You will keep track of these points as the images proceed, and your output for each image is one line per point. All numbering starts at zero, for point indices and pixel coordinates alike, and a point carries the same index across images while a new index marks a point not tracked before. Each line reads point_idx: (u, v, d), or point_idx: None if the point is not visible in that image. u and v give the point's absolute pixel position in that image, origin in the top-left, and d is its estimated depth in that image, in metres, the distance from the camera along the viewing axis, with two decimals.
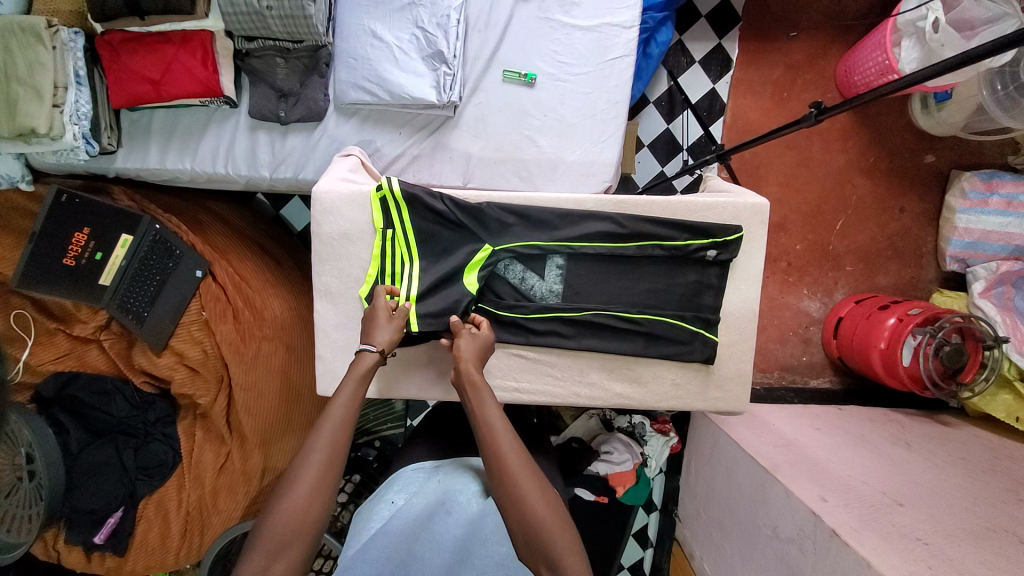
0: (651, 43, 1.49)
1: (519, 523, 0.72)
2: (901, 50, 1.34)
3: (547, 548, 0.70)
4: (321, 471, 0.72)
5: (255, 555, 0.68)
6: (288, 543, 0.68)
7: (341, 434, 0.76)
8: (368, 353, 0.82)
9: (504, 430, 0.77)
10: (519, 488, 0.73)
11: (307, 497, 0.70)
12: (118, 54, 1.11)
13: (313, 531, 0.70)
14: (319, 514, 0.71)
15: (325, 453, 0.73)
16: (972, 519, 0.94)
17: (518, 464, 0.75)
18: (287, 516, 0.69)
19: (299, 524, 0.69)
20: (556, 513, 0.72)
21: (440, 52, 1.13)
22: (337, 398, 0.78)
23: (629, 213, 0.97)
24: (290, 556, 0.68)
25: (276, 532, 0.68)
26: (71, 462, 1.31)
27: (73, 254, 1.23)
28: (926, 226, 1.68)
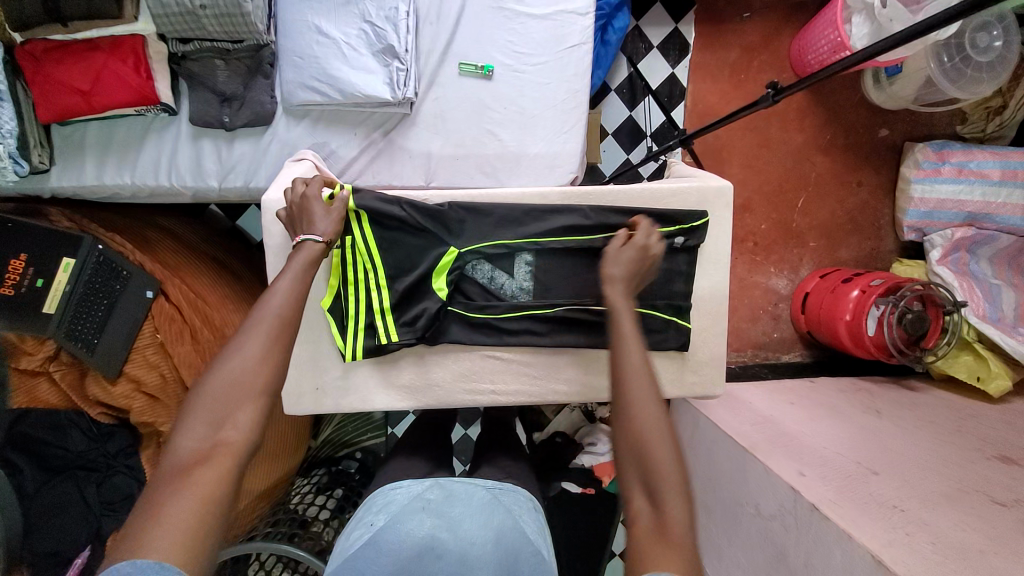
0: (608, 29, 1.47)
1: (627, 443, 0.68)
2: (853, 26, 1.35)
3: (649, 472, 0.66)
4: (269, 336, 0.70)
5: (196, 421, 0.64)
6: (235, 404, 0.65)
7: (289, 301, 0.74)
8: (314, 240, 0.79)
9: (634, 347, 0.73)
10: (635, 408, 0.69)
11: (252, 359, 0.67)
12: (42, 64, 1.03)
13: (262, 391, 0.67)
14: (267, 375, 0.68)
15: (270, 316, 0.71)
16: (943, 482, 0.96)
17: (641, 381, 0.71)
18: (231, 376, 0.66)
19: (246, 383, 0.66)
20: (667, 440, 0.67)
21: (390, 47, 1.08)
22: (280, 274, 0.76)
23: (594, 204, 0.96)
24: (239, 417, 0.65)
25: (216, 395, 0.65)
26: (28, 503, 1.22)
27: (10, 283, 1.15)
28: (884, 198, 1.73)
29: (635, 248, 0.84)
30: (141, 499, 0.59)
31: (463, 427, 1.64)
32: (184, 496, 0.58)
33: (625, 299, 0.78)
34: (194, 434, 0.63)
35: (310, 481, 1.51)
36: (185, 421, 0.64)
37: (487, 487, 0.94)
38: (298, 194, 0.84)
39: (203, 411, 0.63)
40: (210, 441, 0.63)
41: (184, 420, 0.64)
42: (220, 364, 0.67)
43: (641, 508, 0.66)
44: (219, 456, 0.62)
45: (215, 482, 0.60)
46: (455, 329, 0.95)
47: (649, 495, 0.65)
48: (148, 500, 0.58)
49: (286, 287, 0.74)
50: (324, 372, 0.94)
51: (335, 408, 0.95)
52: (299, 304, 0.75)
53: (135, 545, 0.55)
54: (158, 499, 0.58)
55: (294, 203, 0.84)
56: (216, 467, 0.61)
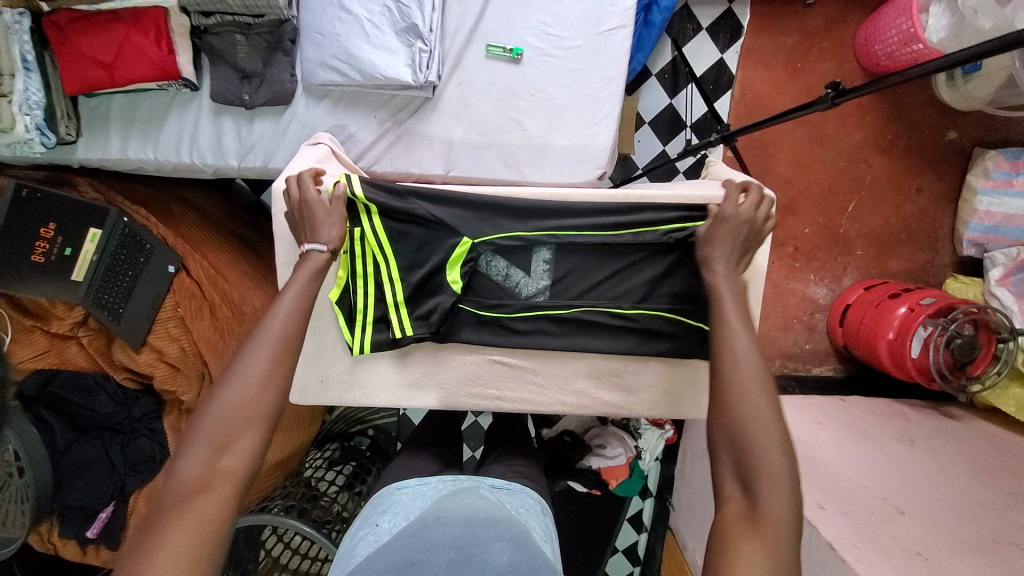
0: (653, 9, 1.36)
1: (728, 428, 0.65)
2: (929, 16, 1.22)
3: (748, 457, 0.62)
4: (269, 360, 0.69)
5: (199, 446, 0.64)
6: (236, 430, 0.65)
7: (292, 325, 0.73)
8: (319, 252, 0.79)
9: (740, 337, 0.69)
10: (740, 394, 0.65)
11: (252, 384, 0.67)
12: (67, 35, 1.01)
13: (262, 417, 0.67)
14: (266, 400, 0.67)
15: (273, 340, 0.71)
16: (975, 530, 0.89)
17: (740, 365, 0.67)
18: (230, 402, 0.66)
19: (245, 409, 0.66)
20: (775, 426, 0.63)
21: (414, 26, 1.03)
22: (282, 294, 0.75)
23: (618, 202, 0.87)
24: (237, 445, 0.65)
25: (219, 420, 0.65)
26: (58, 459, 1.31)
27: (40, 251, 1.17)
28: (944, 207, 1.58)
29: (736, 220, 0.79)
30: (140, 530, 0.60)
31: (474, 416, 1.64)
32: (180, 529, 0.59)
33: (732, 284, 0.75)
34: (196, 459, 0.63)
35: (324, 455, 1.53)
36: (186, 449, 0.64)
37: (494, 486, 0.97)
38: (299, 195, 0.83)
39: (201, 439, 0.63)
40: (211, 468, 0.64)
41: (185, 447, 0.64)
42: (222, 389, 0.67)
43: (733, 498, 0.63)
44: (218, 485, 0.63)
45: (214, 511, 0.61)
46: (465, 331, 0.91)
47: (743, 482, 0.62)
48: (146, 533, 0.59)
49: (287, 308, 0.74)
50: (330, 366, 0.93)
51: (340, 403, 0.94)
52: (300, 327, 0.74)
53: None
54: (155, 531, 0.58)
55: (297, 203, 0.83)
56: (214, 498, 0.62)
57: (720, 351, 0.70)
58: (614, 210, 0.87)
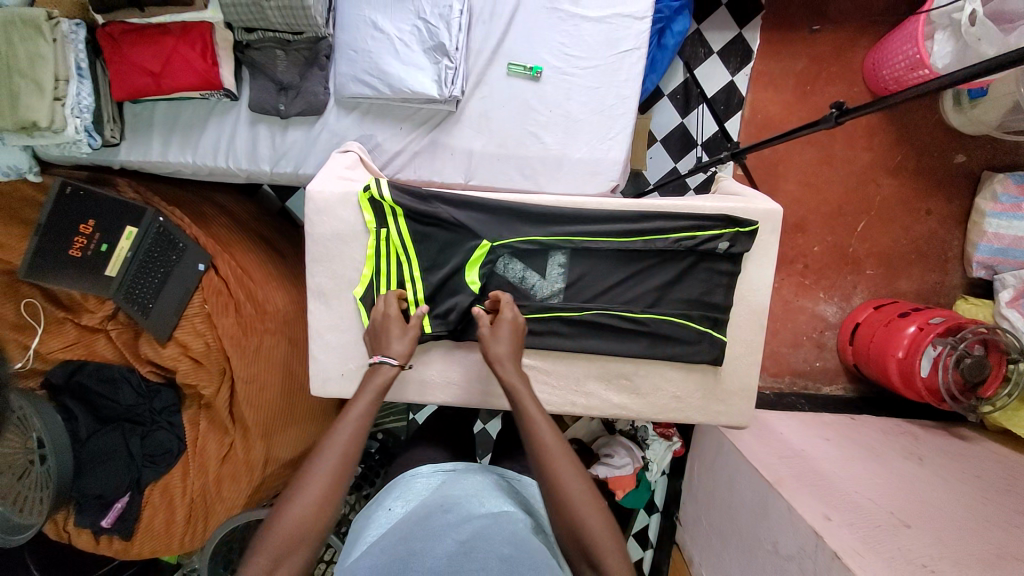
0: (666, 34, 1.42)
1: (568, 531, 0.70)
2: (934, 43, 1.26)
3: (590, 549, 0.69)
4: (331, 478, 0.71)
5: (261, 555, 0.67)
6: (295, 544, 0.68)
7: (354, 440, 0.75)
8: (391, 367, 0.80)
9: (547, 430, 0.75)
10: (565, 494, 0.71)
11: (315, 501, 0.69)
12: (119, 46, 1.09)
13: (318, 533, 0.69)
14: (325, 516, 0.70)
15: (337, 455, 0.73)
16: (983, 545, 0.89)
17: (556, 455, 0.73)
18: (292, 520, 0.68)
19: (304, 528, 0.68)
20: (599, 514, 0.70)
21: (441, 44, 1.09)
22: (349, 409, 0.76)
23: (629, 210, 0.91)
24: (294, 559, 0.68)
25: (282, 534, 0.67)
26: (79, 448, 1.34)
27: (78, 246, 1.25)
28: (954, 229, 1.60)
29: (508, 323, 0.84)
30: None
31: (483, 422, 1.66)
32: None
33: (521, 378, 0.80)
34: (256, 568, 0.66)
35: None
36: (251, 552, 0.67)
37: (502, 479, 0.99)
38: (380, 316, 0.86)
39: (265, 552, 0.66)
40: None
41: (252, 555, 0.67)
42: (287, 501, 0.69)
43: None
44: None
45: None
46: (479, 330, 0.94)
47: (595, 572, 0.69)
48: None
49: (354, 425, 0.75)
50: (350, 360, 0.96)
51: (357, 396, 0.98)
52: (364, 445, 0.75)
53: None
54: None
55: (377, 324, 0.86)
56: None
57: (534, 450, 0.74)
58: (625, 218, 0.91)
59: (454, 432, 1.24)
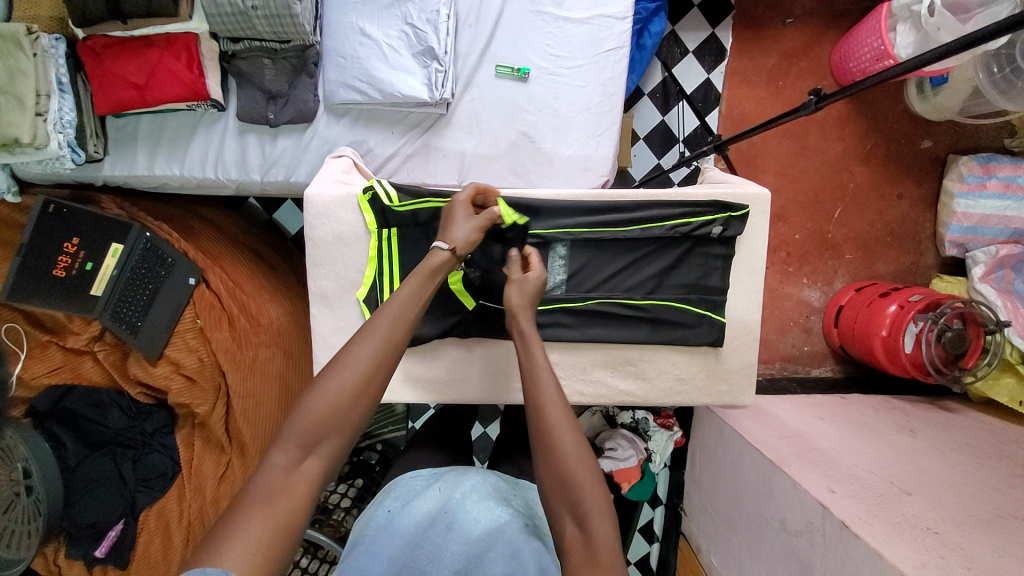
0: (644, 34, 1.46)
1: (553, 479, 0.67)
2: (897, 34, 1.34)
3: (573, 498, 0.65)
4: (372, 364, 0.66)
5: (289, 440, 0.61)
6: (327, 432, 0.62)
7: (393, 335, 0.69)
8: (439, 252, 0.76)
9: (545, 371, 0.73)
10: (557, 439, 0.68)
11: (351, 388, 0.64)
12: (101, 59, 1.08)
13: (352, 425, 0.64)
14: (362, 406, 0.64)
15: (376, 345, 0.67)
16: (980, 506, 0.93)
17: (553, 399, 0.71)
18: (327, 404, 0.62)
19: (339, 415, 0.63)
20: (588, 459, 0.67)
21: (430, 48, 1.11)
22: (392, 297, 0.71)
23: (623, 200, 0.94)
24: (327, 449, 0.62)
25: (313, 420, 0.62)
26: (69, 476, 1.29)
27: (63, 266, 1.22)
28: (926, 212, 1.67)
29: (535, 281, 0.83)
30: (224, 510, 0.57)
31: (483, 425, 1.65)
32: (263, 517, 0.56)
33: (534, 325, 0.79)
34: (284, 455, 0.61)
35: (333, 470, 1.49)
36: (277, 440, 0.62)
37: (502, 481, 0.97)
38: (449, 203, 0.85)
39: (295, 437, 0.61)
40: (294, 466, 0.61)
41: (279, 439, 0.62)
42: (320, 387, 0.64)
43: (572, 535, 0.65)
44: (301, 485, 0.60)
45: (294, 510, 0.58)
46: (482, 325, 0.96)
47: (576, 518, 0.65)
48: (227, 514, 0.56)
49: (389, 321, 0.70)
50: None
51: None
52: (404, 337, 0.70)
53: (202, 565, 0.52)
54: (239, 516, 0.55)
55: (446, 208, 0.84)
56: (294, 497, 0.59)
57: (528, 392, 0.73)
58: (623, 208, 0.93)
59: (457, 434, 1.24)
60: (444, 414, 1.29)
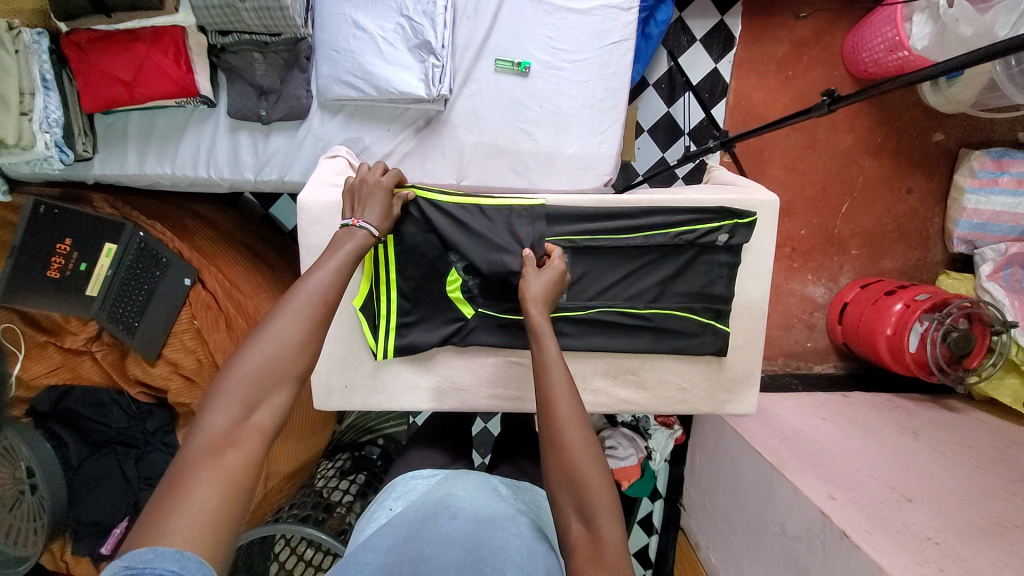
0: (650, 23, 1.41)
1: (563, 477, 0.66)
2: (913, 25, 1.29)
3: (582, 494, 0.65)
4: (305, 323, 0.68)
5: (229, 401, 0.62)
6: (268, 388, 0.64)
7: (325, 297, 0.72)
8: (370, 236, 0.79)
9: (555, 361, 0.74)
10: (568, 436, 0.68)
11: (287, 345, 0.66)
12: (86, 54, 1.04)
13: (292, 378, 0.66)
14: (302, 362, 0.67)
15: (308, 307, 0.70)
16: (980, 514, 0.93)
17: (563, 391, 0.71)
18: (266, 362, 0.64)
19: (278, 370, 0.65)
20: (595, 454, 0.67)
21: (427, 43, 1.07)
22: (319, 264, 0.74)
23: (627, 206, 0.90)
24: (270, 405, 0.64)
25: (250, 378, 0.63)
26: (72, 475, 1.29)
27: (57, 267, 1.20)
28: (935, 207, 1.64)
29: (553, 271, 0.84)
30: (169, 473, 0.57)
31: (484, 421, 1.65)
32: (212, 475, 0.57)
33: (546, 316, 0.79)
34: (224, 414, 0.61)
35: (334, 465, 1.45)
36: (214, 401, 0.62)
37: (503, 483, 0.97)
38: (357, 179, 0.84)
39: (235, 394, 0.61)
40: (238, 424, 0.61)
41: (215, 401, 0.62)
42: (253, 348, 0.65)
43: (577, 532, 0.65)
44: (248, 439, 0.61)
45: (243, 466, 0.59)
46: (481, 334, 0.94)
47: (584, 518, 0.64)
48: (174, 477, 0.56)
49: (318, 283, 0.72)
50: (353, 371, 0.96)
51: (362, 405, 0.98)
52: (334, 299, 0.73)
53: (155, 528, 0.52)
54: (187, 475, 0.56)
55: (355, 185, 0.83)
56: (243, 451, 0.60)
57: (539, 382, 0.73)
58: (626, 214, 0.90)
59: (457, 435, 1.23)
60: (444, 415, 1.29)
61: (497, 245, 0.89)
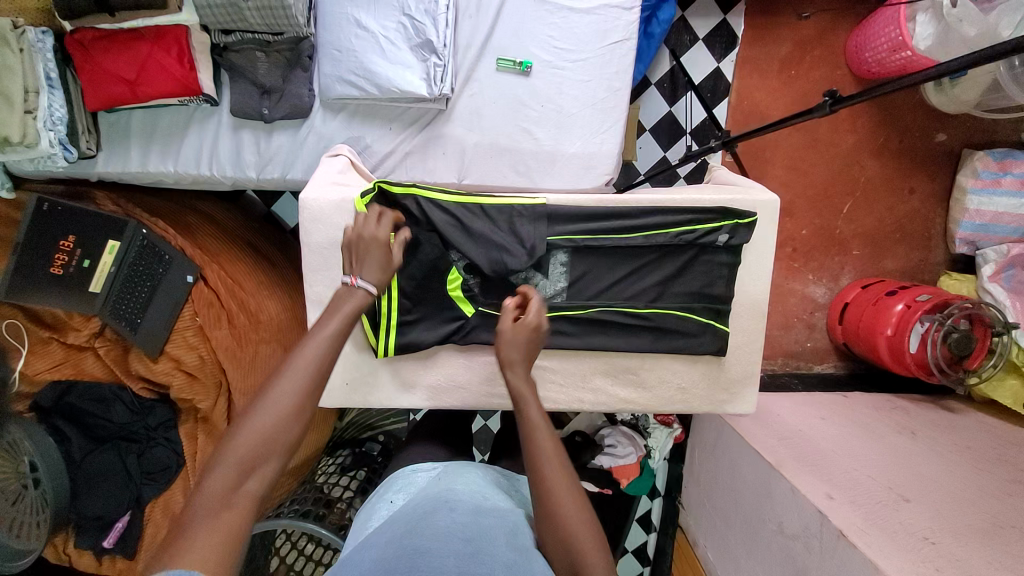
0: (653, 22, 1.40)
1: (558, 543, 0.70)
2: (916, 25, 1.28)
3: (576, 559, 0.69)
4: (305, 387, 0.66)
5: (225, 465, 0.61)
6: (264, 453, 0.63)
7: (325, 358, 0.70)
8: (369, 295, 0.75)
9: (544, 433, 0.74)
10: (558, 503, 0.71)
11: (285, 413, 0.65)
12: (90, 53, 1.05)
13: (289, 443, 0.65)
14: (299, 427, 0.65)
15: (310, 369, 0.68)
16: (977, 515, 0.93)
17: (555, 467, 0.72)
18: (264, 427, 0.63)
19: (275, 436, 0.63)
20: (588, 524, 0.70)
21: (429, 42, 1.07)
22: (324, 321, 0.72)
23: (626, 205, 0.91)
24: (263, 473, 0.63)
25: (248, 443, 0.62)
26: (74, 469, 1.30)
27: (60, 263, 1.21)
28: (937, 207, 1.64)
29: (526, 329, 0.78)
30: (166, 536, 0.58)
31: (484, 419, 1.66)
32: (204, 544, 0.57)
33: (531, 386, 0.77)
34: (219, 479, 0.61)
35: (335, 461, 1.47)
36: (213, 463, 0.62)
37: (498, 476, 0.99)
38: (355, 232, 0.79)
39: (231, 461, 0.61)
40: (233, 489, 0.61)
41: (214, 464, 0.62)
42: (253, 410, 0.64)
43: None
44: (241, 507, 0.61)
45: (234, 535, 0.59)
46: (481, 333, 0.95)
47: None
48: (170, 542, 0.57)
49: (321, 344, 0.70)
50: (353, 368, 0.97)
51: (363, 402, 0.98)
52: (336, 357, 0.71)
53: None
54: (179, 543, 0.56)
55: (353, 237, 0.79)
56: (237, 518, 0.60)
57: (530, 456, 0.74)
58: (626, 214, 0.90)
59: (457, 432, 1.24)
60: (445, 413, 1.29)
61: (497, 244, 0.89)
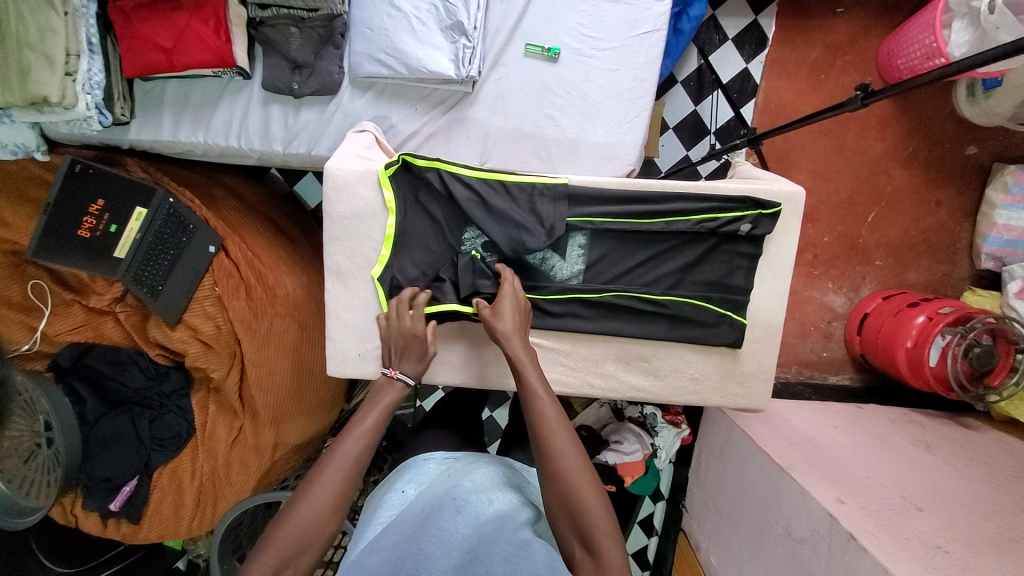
0: (682, 18, 1.40)
1: (563, 509, 0.72)
2: (952, 32, 1.26)
3: (579, 521, 0.71)
4: (341, 486, 0.74)
5: (268, 555, 0.69)
6: (301, 547, 0.70)
7: (360, 461, 0.77)
8: (407, 387, 0.85)
9: (547, 403, 0.78)
10: (577, 494, 0.71)
11: (322, 512, 0.72)
12: (130, 21, 1.08)
13: (324, 538, 0.72)
14: (332, 525, 0.73)
15: (343, 470, 0.75)
16: (994, 529, 0.90)
17: (557, 431, 0.75)
18: (303, 521, 0.71)
19: (313, 532, 0.71)
20: (591, 486, 0.72)
21: (459, 23, 1.08)
22: (359, 419, 0.80)
23: (648, 190, 0.91)
24: (300, 562, 0.71)
25: (289, 536, 0.70)
26: (87, 430, 1.33)
27: (88, 226, 1.23)
28: (963, 221, 1.61)
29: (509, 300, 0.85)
30: None
31: (491, 410, 1.66)
32: None
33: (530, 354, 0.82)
34: (263, 567, 0.69)
35: None
36: (262, 550, 0.70)
37: (507, 470, 0.96)
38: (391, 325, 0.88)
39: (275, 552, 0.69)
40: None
41: (261, 551, 0.70)
42: (295, 506, 0.72)
43: (582, 558, 0.71)
44: None
45: None
46: None
47: (585, 545, 0.71)
48: None
49: (357, 444, 0.77)
50: (368, 341, 0.97)
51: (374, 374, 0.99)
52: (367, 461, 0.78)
53: None
54: None
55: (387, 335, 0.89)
56: None
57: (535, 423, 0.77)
58: (648, 200, 0.90)
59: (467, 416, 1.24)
60: (454, 397, 1.30)
61: (516, 223, 0.89)
